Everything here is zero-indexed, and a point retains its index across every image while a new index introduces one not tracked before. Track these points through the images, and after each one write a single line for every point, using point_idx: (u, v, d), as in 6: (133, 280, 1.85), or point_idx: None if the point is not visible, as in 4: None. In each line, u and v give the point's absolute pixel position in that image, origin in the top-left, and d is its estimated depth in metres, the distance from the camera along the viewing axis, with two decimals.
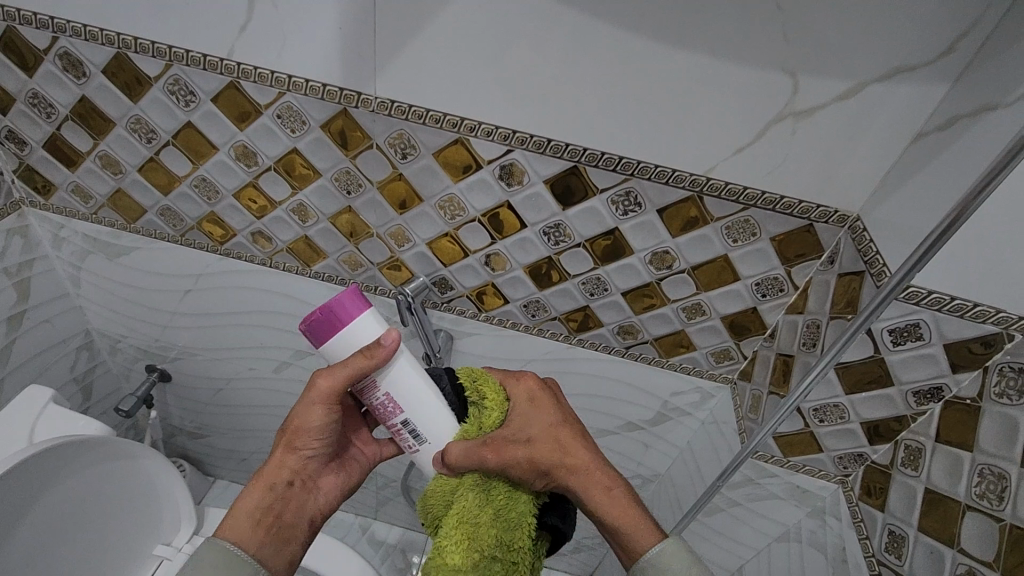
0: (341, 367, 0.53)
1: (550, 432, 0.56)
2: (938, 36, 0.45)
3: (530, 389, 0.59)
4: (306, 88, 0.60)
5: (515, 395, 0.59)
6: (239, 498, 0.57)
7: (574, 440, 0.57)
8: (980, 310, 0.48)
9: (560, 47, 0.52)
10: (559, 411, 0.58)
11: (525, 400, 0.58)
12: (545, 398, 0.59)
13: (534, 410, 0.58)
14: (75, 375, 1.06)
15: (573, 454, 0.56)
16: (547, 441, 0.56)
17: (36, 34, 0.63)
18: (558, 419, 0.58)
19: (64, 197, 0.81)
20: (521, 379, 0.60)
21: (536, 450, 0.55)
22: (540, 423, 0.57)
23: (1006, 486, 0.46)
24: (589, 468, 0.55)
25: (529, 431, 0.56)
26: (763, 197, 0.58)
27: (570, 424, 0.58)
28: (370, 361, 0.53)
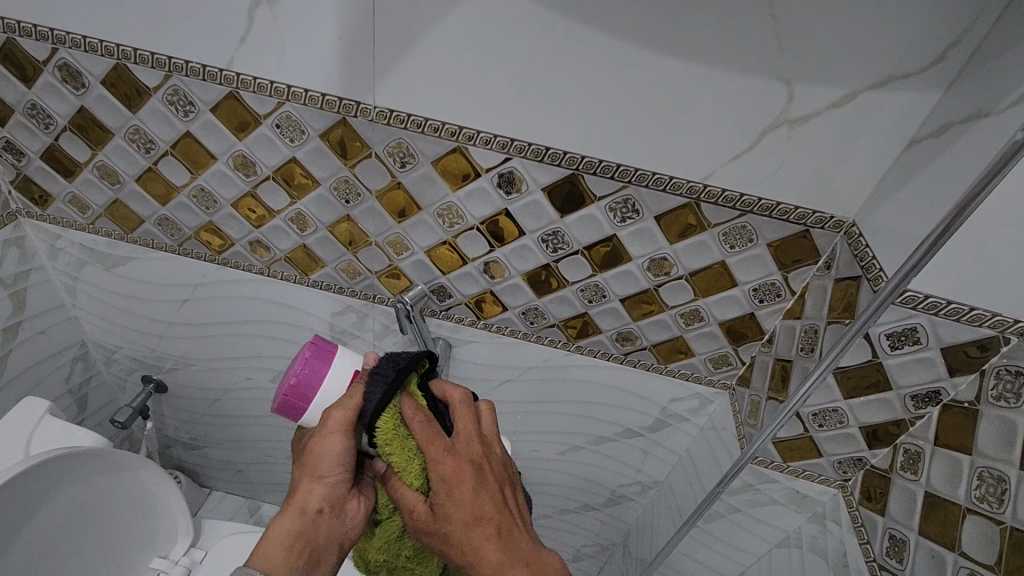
0: (346, 398, 0.57)
1: (460, 523, 0.53)
2: (930, 44, 0.46)
3: (448, 477, 0.54)
4: (305, 97, 0.61)
5: (432, 475, 0.54)
6: (272, 523, 0.58)
7: (486, 538, 0.53)
8: (977, 313, 0.48)
9: (558, 57, 0.53)
10: (476, 499, 0.53)
11: (440, 486, 0.53)
12: (463, 486, 0.53)
13: (449, 499, 0.53)
14: (70, 386, 1.05)
15: (483, 554, 0.52)
16: (460, 537, 0.53)
17: (35, 46, 0.63)
18: (471, 513, 0.53)
19: (61, 207, 0.81)
20: (438, 457, 0.54)
21: (448, 542, 0.53)
22: (454, 515, 0.53)
23: (1006, 488, 0.47)
24: (501, 568, 0.51)
25: (441, 524, 0.53)
26: (760, 204, 0.59)
27: (486, 517, 0.53)
28: (368, 383, 0.57)
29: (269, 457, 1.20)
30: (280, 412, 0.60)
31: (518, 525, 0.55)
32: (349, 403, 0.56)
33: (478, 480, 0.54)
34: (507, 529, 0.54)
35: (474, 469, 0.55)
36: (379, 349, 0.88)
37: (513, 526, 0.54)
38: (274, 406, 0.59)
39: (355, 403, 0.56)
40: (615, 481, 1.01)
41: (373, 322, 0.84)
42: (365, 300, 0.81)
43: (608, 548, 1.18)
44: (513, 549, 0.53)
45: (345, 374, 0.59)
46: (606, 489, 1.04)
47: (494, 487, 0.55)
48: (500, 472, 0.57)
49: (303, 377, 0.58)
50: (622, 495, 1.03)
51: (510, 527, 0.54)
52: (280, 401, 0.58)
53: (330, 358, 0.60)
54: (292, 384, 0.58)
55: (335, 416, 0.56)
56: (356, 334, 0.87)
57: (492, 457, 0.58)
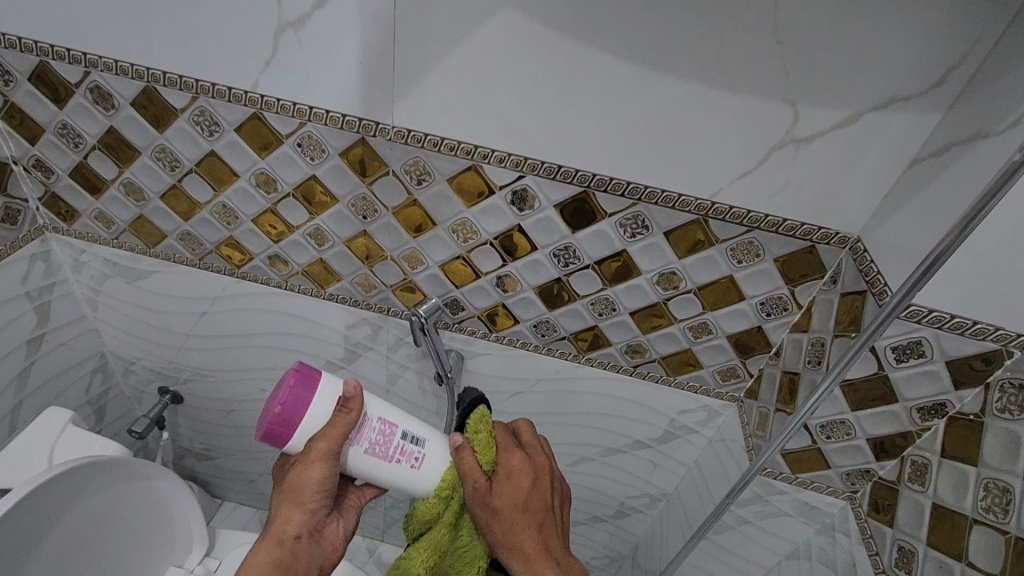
0: (329, 428, 0.57)
1: (510, 507, 0.57)
2: (929, 69, 0.48)
3: (515, 464, 0.59)
4: (326, 118, 0.63)
5: (500, 462, 0.59)
6: (248, 556, 0.58)
7: (529, 528, 0.56)
8: (979, 327, 0.50)
9: (570, 80, 0.55)
10: (528, 490, 0.58)
11: (504, 474, 0.58)
12: (523, 477, 0.58)
13: (508, 485, 0.58)
14: (89, 397, 1.08)
15: (523, 541, 0.56)
16: (508, 520, 0.56)
17: (68, 69, 0.66)
18: (524, 502, 0.57)
19: (87, 222, 0.83)
20: (509, 451, 0.60)
21: (495, 521, 0.57)
22: (506, 497, 0.57)
23: (1011, 499, 0.48)
24: (535, 555, 0.55)
25: (495, 502, 0.57)
26: (767, 220, 0.61)
27: (534, 511, 0.57)
28: (352, 411, 0.57)
29: (281, 468, 1.22)
30: (266, 440, 0.59)
31: (557, 527, 0.58)
32: (333, 432, 0.56)
33: (534, 476, 0.59)
34: (548, 529, 0.57)
35: (533, 466, 0.60)
36: (392, 361, 0.90)
37: (552, 528, 0.58)
38: (260, 434, 0.59)
39: (340, 433, 0.56)
40: (625, 493, 1.02)
41: (387, 334, 0.86)
42: (379, 312, 0.83)
43: (617, 560, 1.19)
44: (548, 544, 0.56)
45: (328, 403, 0.58)
46: (615, 501, 1.05)
47: (547, 491, 0.59)
48: (557, 483, 0.61)
49: (287, 404, 0.57)
50: (631, 507, 1.04)
51: (551, 527, 0.58)
52: (265, 429, 0.57)
53: (313, 384, 0.58)
54: (277, 412, 0.57)
55: (319, 445, 0.56)
56: (370, 346, 0.89)
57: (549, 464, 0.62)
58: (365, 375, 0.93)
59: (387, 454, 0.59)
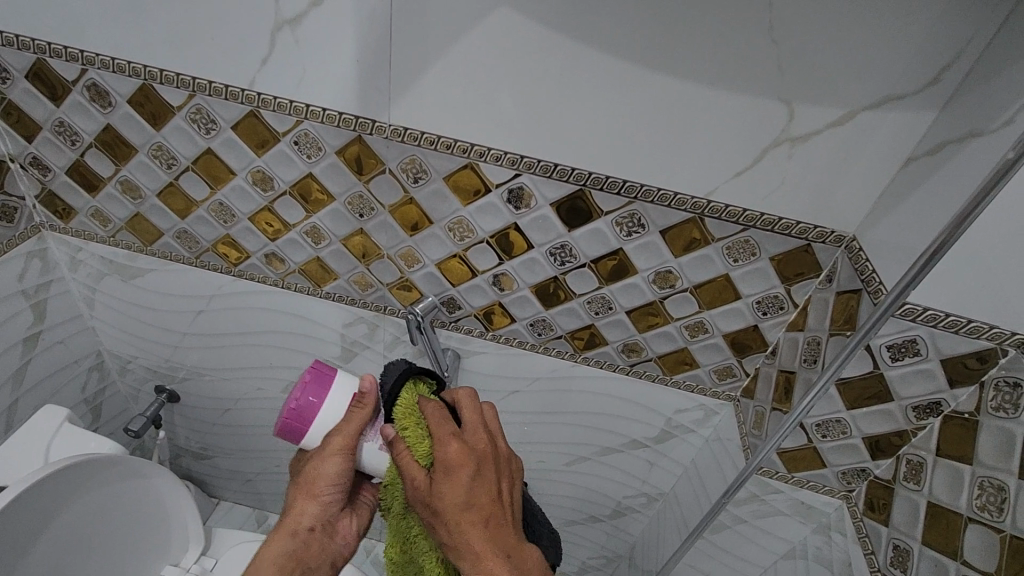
0: (346, 424, 0.58)
1: (453, 507, 0.54)
2: (924, 68, 0.48)
3: (453, 458, 0.55)
4: (322, 116, 0.63)
5: (437, 456, 0.55)
6: (266, 543, 0.63)
7: (473, 525, 0.53)
8: (974, 325, 0.50)
9: (566, 78, 0.55)
10: (470, 485, 0.54)
11: (441, 469, 0.55)
12: (463, 472, 0.54)
13: (447, 481, 0.54)
14: (85, 396, 1.08)
15: (468, 539, 0.53)
16: (452, 520, 0.54)
17: (65, 66, 0.66)
18: (466, 499, 0.54)
19: (83, 220, 0.83)
20: (444, 442, 0.55)
21: (438, 520, 0.54)
22: (447, 496, 0.54)
23: (1005, 497, 0.48)
24: (481, 553, 0.53)
25: (436, 501, 0.54)
26: (762, 218, 0.61)
27: (478, 505, 0.54)
28: (366, 407, 0.59)
29: (277, 467, 1.21)
30: (283, 436, 0.60)
31: (505, 516, 0.55)
32: (348, 429, 0.58)
33: (475, 466, 0.55)
34: (494, 522, 0.54)
35: (473, 456, 0.56)
36: (388, 360, 0.89)
37: (500, 518, 0.55)
38: (277, 430, 0.60)
39: (355, 430, 0.58)
40: (621, 492, 1.02)
41: (383, 333, 0.86)
42: (375, 311, 0.83)
43: (614, 560, 1.19)
44: (497, 540, 0.54)
45: (345, 399, 0.59)
46: (612, 501, 1.05)
47: (491, 479, 0.56)
48: (501, 466, 0.58)
49: (304, 399, 0.59)
50: (627, 506, 1.04)
51: (500, 519, 0.55)
52: (281, 425, 0.59)
53: (330, 381, 0.60)
54: (294, 407, 0.59)
55: (335, 442, 0.58)
56: (366, 345, 0.89)
57: (492, 448, 0.58)
58: (361, 374, 0.93)
59: None
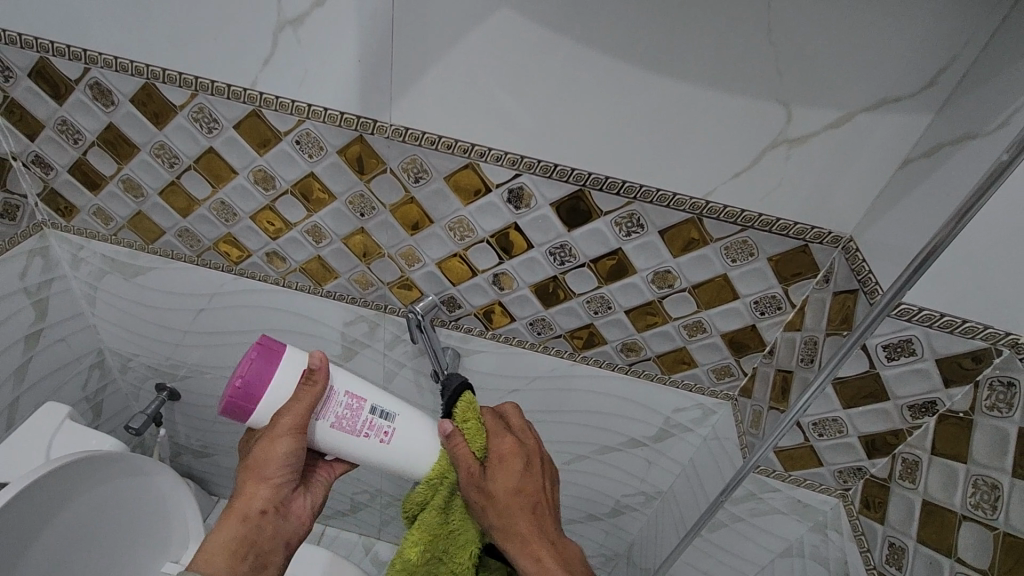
0: (294, 403, 0.58)
1: (506, 492, 0.60)
2: (921, 71, 0.49)
3: (509, 449, 0.62)
4: (324, 116, 0.64)
5: (493, 450, 0.62)
6: (213, 532, 0.60)
7: (524, 512, 0.60)
8: (969, 326, 0.50)
9: (566, 79, 0.55)
10: (522, 473, 0.61)
11: (496, 459, 0.61)
12: (516, 463, 0.61)
13: (501, 470, 0.61)
14: (86, 393, 1.08)
15: (519, 526, 0.59)
16: (504, 504, 0.60)
17: (68, 65, 0.66)
18: (519, 488, 0.60)
19: (85, 219, 0.83)
20: (501, 437, 0.62)
21: (490, 506, 0.60)
22: (502, 483, 0.60)
23: (999, 495, 0.48)
24: (532, 539, 0.59)
25: (490, 489, 0.60)
26: (760, 219, 0.61)
27: (529, 496, 0.61)
28: (316, 385, 0.58)
29: None
30: (227, 413, 0.60)
31: (549, 503, 0.62)
32: (297, 408, 0.58)
33: (527, 460, 0.62)
34: (542, 514, 0.61)
35: (525, 451, 0.63)
36: (388, 359, 0.90)
37: (545, 508, 0.61)
38: (220, 407, 0.60)
39: (304, 408, 0.58)
40: (620, 491, 1.02)
41: (384, 331, 0.86)
42: (376, 310, 0.84)
43: (612, 559, 1.19)
44: (543, 524, 0.60)
45: (291, 377, 0.59)
46: (610, 499, 1.05)
47: (539, 475, 0.63)
48: (545, 465, 0.64)
49: (247, 377, 0.58)
50: (626, 505, 1.05)
51: (545, 506, 0.61)
52: (225, 402, 0.58)
53: (276, 358, 0.60)
54: (236, 384, 0.58)
55: (284, 420, 0.58)
56: (366, 344, 0.89)
57: (538, 448, 0.65)
58: (362, 372, 0.94)
59: (354, 429, 0.61)
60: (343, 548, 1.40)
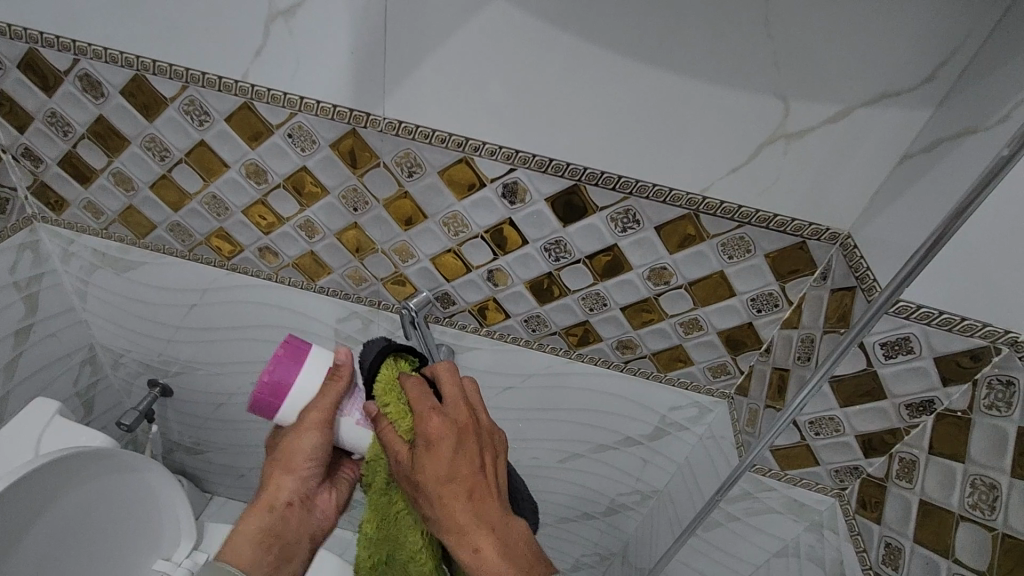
0: (320, 399, 0.58)
1: (434, 482, 0.52)
2: (921, 64, 0.48)
3: (434, 431, 0.54)
4: (316, 109, 0.63)
5: (417, 430, 0.54)
6: (243, 519, 0.63)
7: (454, 498, 0.52)
8: (968, 323, 0.50)
9: (561, 72, 0.55)
10: (451, 458, 0.53)
11: (422, 444, 0.54)
12: (444, 446, 0.53)
13: (427, 455, 0.53)
14: (77, 389, 1.07)
15: (448, 512, 0.52)
16: (433, 493, 0.52)
17: (57, 56, 0.65)
18: (446, 472, 0.52)
19: (76, 212, 0.83)
20: (425, 417, 0.54)
21: (421, 494, 0.54)
22: (429, 470, 0.53)
23: (997, 495, 0.48)
24: (465, 526, 0.51)
25: (417, 476, 0.54)
26: (758, 215, 0.60)
27: (459, 479, 0.52)
28: (341, 381, 0.58)
29: None
30: (256, 411, 0.59)
31: (491, 488, 0.53)
32: (323, 404, 0.58)
33: (457, 440, 0.54)
34: (476, 494, 0.52)
35: (455, 430, 0.54)
36: None
37: (482, 491, 0.53)
38: (250, 405, 0.59)
39: (328, 406, 0.58)
40: (615, 490, 1.02)
41: (377, 327, 0.85)
42: (369, 306, 0.83)
43: (607, 558, 1.19)
44: (480, 511, 0.52)
45: (318, 373, 0.59)
46: (606, 498, 1.04)
47: (473, 450, 0.54)
48: (485, 439, 0.56)
49: (277, 372, 0.58)
50: (621, 504, 1.04)
51: (483, 491, 0.53)
52: (254, 398, 0.58)
53: (303, 357, 0.59)
54: (266, 380, 0.58)
55: (309, 418, 0.58)
56: (360, 340, 0.88)
57: (478, 421, 0.57)
58: None
59: None
60: (337, 545, 1.40)
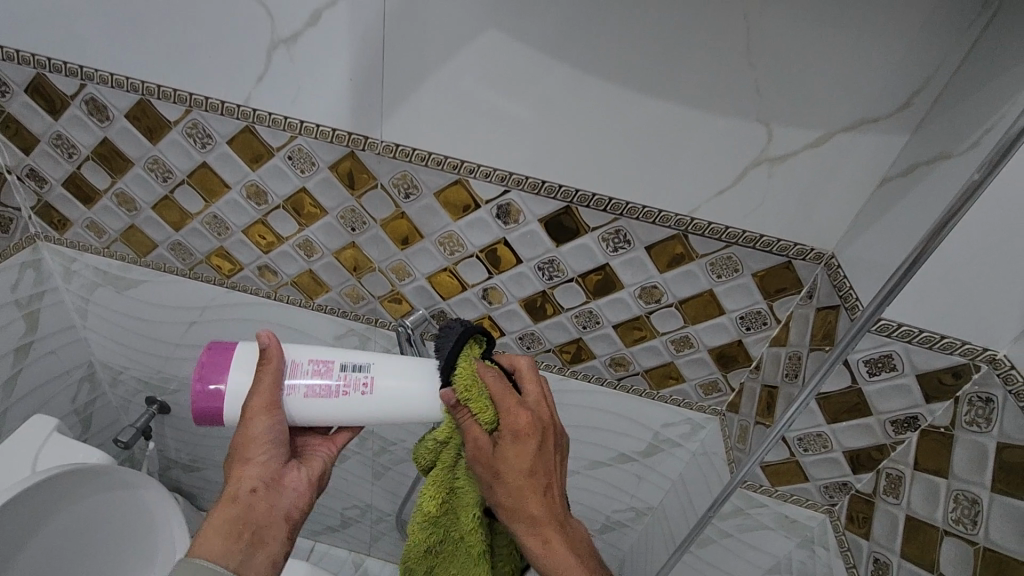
0: (259, 386, 0.56)
1: (517, 478, 0.53)
2: (895, 94, 0.50)
3: (526, 425, 0.53)
4: (316, 132, 0.65)
5: (505, 424, 0.53)
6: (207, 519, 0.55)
7: (534, 493, 0.54)
8: (948, 341, 0.51)
9: (552, 98, 0.57)
10: (536, 456, 0.53)
11: (509, 436, 0.53)
12: (533, 441, 0.53)
13: (514, 450, 0.53)
14: (75, 406, 1.08)
15: (528, 506, 0.53)
16: (513, 488, 0.53)
17: (65, 81, 0.67)
18: (529, 468, 0.53)
19: (79, 232, 0.84)
20: (514, 411, 0.53)
21: (497, 483, 0.54)
22: (514, 464, 0.53)
23: (979, 510, 0.49)
24: (541, 523, 0.54)
25: (499, 466, 0.53)
26: (744, 236, 0.62)
27: (540, 475, 0.54)
28: (274, 363, 0.56)
29: None
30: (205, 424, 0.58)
31: (560, 484, 0.56)
32: (264, 386, 0.56)
33: (541, 437, 0.54)
34: (550, 493, 0.54)
35: (541, 426, 0.54)
36: None
37: (555, 487, 0.55)
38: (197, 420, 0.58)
39: (268, 388, 0.56)
40: (610, 507, 1.02)
41: (374, 344, 0.86)
42: (367, 323, 0.84)
43: None
44: (553, 506, 0.55)
45: (249, 359, 0.57)
46: (601, 515, 1.05)
47: (551, 449, 0.55)
48: (557, 437, 0.57)
49: (209, 377, 0.56)
50: (617, 521, 1.04)
51: (555, 487, 0.55)
52: (196, 412, 0.56)
53: (230, 355, 0.57)
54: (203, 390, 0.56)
55: (254, 403, 0.55)
56: None
57: (555, 418, 0.57)
58: None
59: (330, 390, 0.57)
60: (332, 564, 1.39)
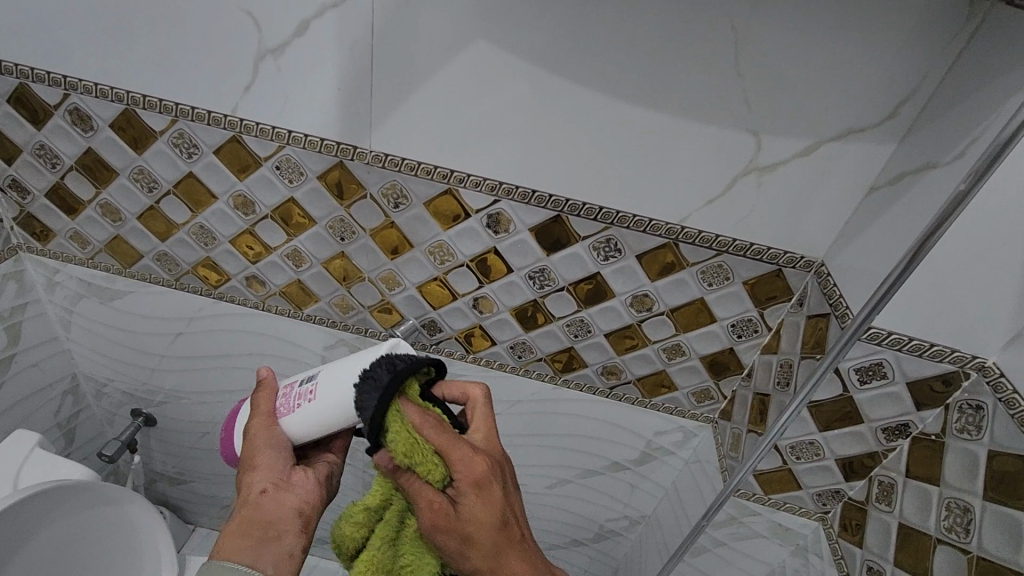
0: (260, 407, 0.60)
1: (489, 533, 0.50)
2: (883, 104, 0.51)
3: (483, 472, 0.50)
4: (304, 142, 0.64)
5: (459, 478, 0.50)
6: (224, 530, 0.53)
7: (511, 547, 0.50)
8: (937, 349, 0.52)
9: (540, 108, 0.57)
10: (502, 504, 0.50)
11: (468, 489, 0.50)
12: (494, 488, 0.50)
13: (477, 504, 0.50)
14: (58, 419, 1.05)
15: (507, 562, 0.50)
16: (487, 546, 0.50)
17: (48, 91, 0.66)
18: (500, 518, 0.50)
19: (62, 242, 0.83)
20: (467, 460, 0.50)
21: (468, 546, 0.50)
22: (481, 519, 0.49)
23: (971, 518, 0.49)
24: None
25: (466, 524, 0.50)
26: (735, 244, 0.62)
27: (510, 526, 0.51)
28: (269, 388, 0.61)
29: None
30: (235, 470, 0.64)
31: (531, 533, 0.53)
32: (264, 406, 0.59)
33: (503, 483, 0.51)
34: (522, 541, 0.51)
35: (498, 472, 0.52)
36: None
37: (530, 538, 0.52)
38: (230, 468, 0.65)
39: (268, 408, 0.59)
40: (604, 516, 1.02)
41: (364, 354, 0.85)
42: (357, 333, 0.83)
43: None
44: (532, 558, 0.52)
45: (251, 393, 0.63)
46: (595, 524, 1.04)
47: (516, 496, 0.52)
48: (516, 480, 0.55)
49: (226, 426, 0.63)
50: (610, 530, 1.04)
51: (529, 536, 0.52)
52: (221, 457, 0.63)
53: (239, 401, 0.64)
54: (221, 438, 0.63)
55: (256, 424, 0.59)
56: None
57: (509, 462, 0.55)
58: None
59: (288, 405, 0.58)
60: None
